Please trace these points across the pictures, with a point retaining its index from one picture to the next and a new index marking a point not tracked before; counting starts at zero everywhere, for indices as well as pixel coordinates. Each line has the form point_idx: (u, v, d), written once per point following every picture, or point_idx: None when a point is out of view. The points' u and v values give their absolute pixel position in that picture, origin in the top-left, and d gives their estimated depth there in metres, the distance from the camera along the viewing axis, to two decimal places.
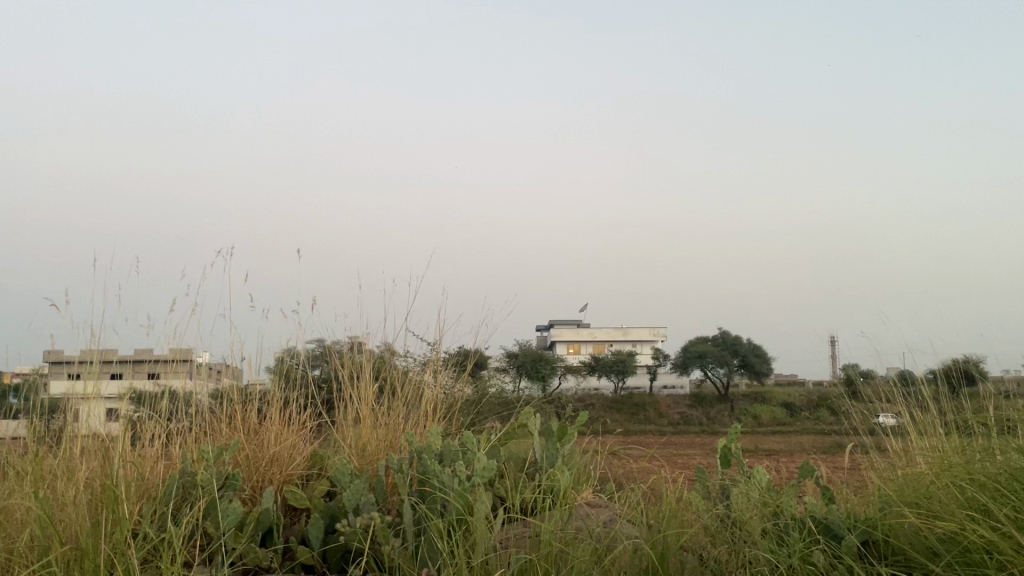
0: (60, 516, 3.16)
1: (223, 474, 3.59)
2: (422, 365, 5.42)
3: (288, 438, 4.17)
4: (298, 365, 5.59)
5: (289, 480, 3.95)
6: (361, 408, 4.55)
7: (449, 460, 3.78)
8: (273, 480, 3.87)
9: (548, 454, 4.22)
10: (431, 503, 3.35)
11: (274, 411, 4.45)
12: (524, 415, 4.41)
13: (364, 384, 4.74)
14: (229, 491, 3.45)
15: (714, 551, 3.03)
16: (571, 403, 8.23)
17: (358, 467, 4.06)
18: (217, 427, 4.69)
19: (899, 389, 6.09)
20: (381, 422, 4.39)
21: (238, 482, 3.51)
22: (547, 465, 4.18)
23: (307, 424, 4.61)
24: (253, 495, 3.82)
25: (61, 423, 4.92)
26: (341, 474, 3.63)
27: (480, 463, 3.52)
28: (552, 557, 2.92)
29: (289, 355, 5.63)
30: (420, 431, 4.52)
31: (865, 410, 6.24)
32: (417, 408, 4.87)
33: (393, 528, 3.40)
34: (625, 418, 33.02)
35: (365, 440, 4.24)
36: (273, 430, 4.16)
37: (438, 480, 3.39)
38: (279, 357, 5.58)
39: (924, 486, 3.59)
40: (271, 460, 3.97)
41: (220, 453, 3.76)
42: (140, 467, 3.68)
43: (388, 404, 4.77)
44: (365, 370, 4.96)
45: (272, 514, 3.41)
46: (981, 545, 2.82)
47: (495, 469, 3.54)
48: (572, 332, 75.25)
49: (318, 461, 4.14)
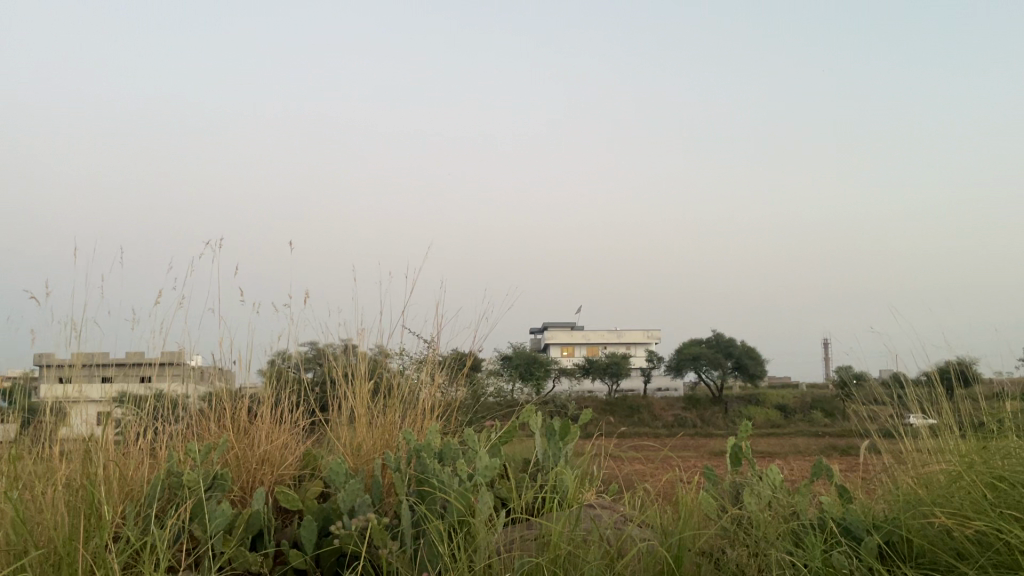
0: (37, 519, 2.99)
1: (210, 474, 3.41)
2: (419, 364, 5.24)
3: (280, 436, 3.99)
4: (291, 365, 5.40)
5: (280, 480, 3.78)
6: (356, 406, 4.37)
7: (449, 459, 3.62)
8: (265, 481, 3.70)
9: (552, 453, 4.06)
10: (429, 504, 3.17)
11: (264, 410, 4.26)
12: (525, 413, 4.24)
13: (358, 383, 4.55)
14: (217, 492, 3.29)
15: (733, 554, 2.88)
16: (570, 404, 8.05)
17: (354, 467, 3.89)
18: (206, 427, 4.50)
19: (909, 388, 5.93)
20: (376, 420, 4.21)
21: (226, 482, 3.34)
22: (550, 465, 4.01)
23: (299, 423, 4.43)
24: (242, 496, 3.64)
25: (42, 426, 4.73)
26: (335, 474, 3.45)
27: (482, 462, 3.35)
28: (560, 561, 2.76)
29: (281, 356, 5.44)
30: (417, 429, 4.34)
31: (874, 408, 6.08)
32: (413, 407, 4.69)
33: (391, 531, 3.23)
34: (620, 420, 32.86)
35: (360, 439, 4.06)
36: (263, 428, 3.97)
37: (437, 479, 3.23)
38: (270, 358, 5.40)
39: (947, 485, 3.44)
40: (261, 459, 3.78)
41: (208, 453, 3.58)
42: (123, 468, 3.50)
43: (383, 402, 4.59)
44: (360, 368, 4.78)
45: (263, 516, 3.24)
46: (1016, 547, 2.67)
47: (497, 469, 3.37)
48: (566, 335, 75.13)
49: (312, 461, 3.96)
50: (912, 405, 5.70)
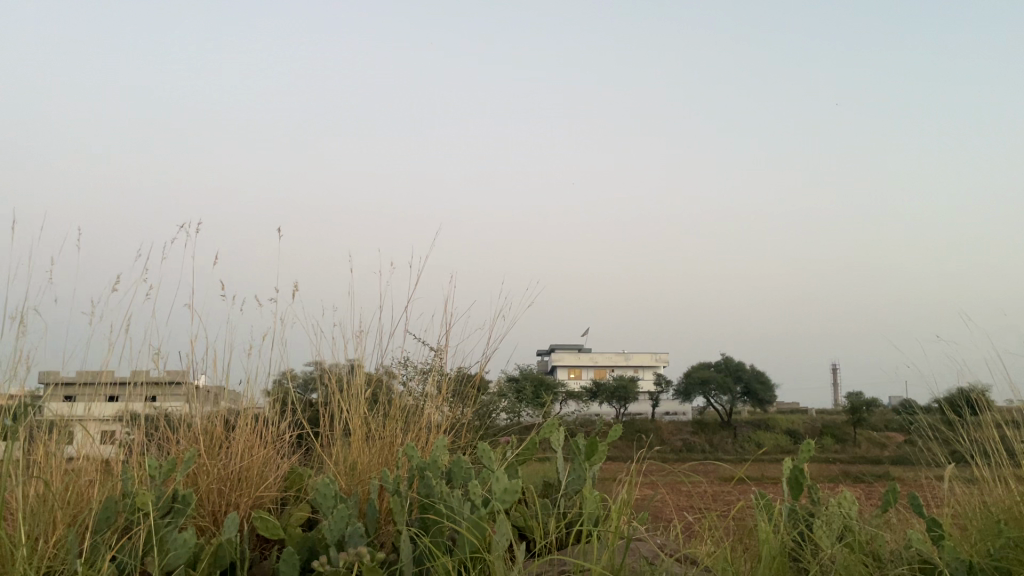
0: None
1: (170, 494, 2.85)
2: (425, 375, 4.63)
3: (261, 450, 3.41)
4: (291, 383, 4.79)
5: (260, 502, 3.20)
6: (351, 418, 3.77)
7: (460, 480, 3.03)
8: (240, 503, 3.11)
9: (576, 476, 3.44)
10: (436, 535, 2.59)
11: (245, 422, 3.68)
12: (547, 428, 3.64)
13: (353, 392, 3.96)
14: (178, 518, 2.74)
15: None
16: (587, 424, 7.42)
17: (345, 489, 3.30)
18: (179, 437, 3.91)
19: (977, 407, 5.26)
20: (375, 435, 3.62)
21: (190, 505, 2.78)
22: (575, 488, 3.40)
23: (285, 437, 3.84)
24: (211, 523, 3.07)
25: None
26: (322, 496, 2.85)
27: (499, 484, 2.76)
28: None
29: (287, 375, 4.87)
30: (421, 447, 3.76)
31: (935, 428, 5.41)
32: (416, 422, 4.08)
33: (388, 567, 2.64)
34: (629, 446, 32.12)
35: (355, 457, 3.45)
36: (241, 441, 3.38)
37: (446, 504, 2.63)
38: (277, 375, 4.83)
39: None
40: (235, 477, 3.21)
41: (170, 470, 3.02)
42: (69, 488, 2.95)
43: (384, 415, 3.98)
44: (356, 378, 4.17)
45: (234, 546, 2.68)
46: None
47: (517, 493, 2.78)
48: (573, 357, 74.45)
49: (297, 480, 3.39)
50: (981, 422, 5.03)
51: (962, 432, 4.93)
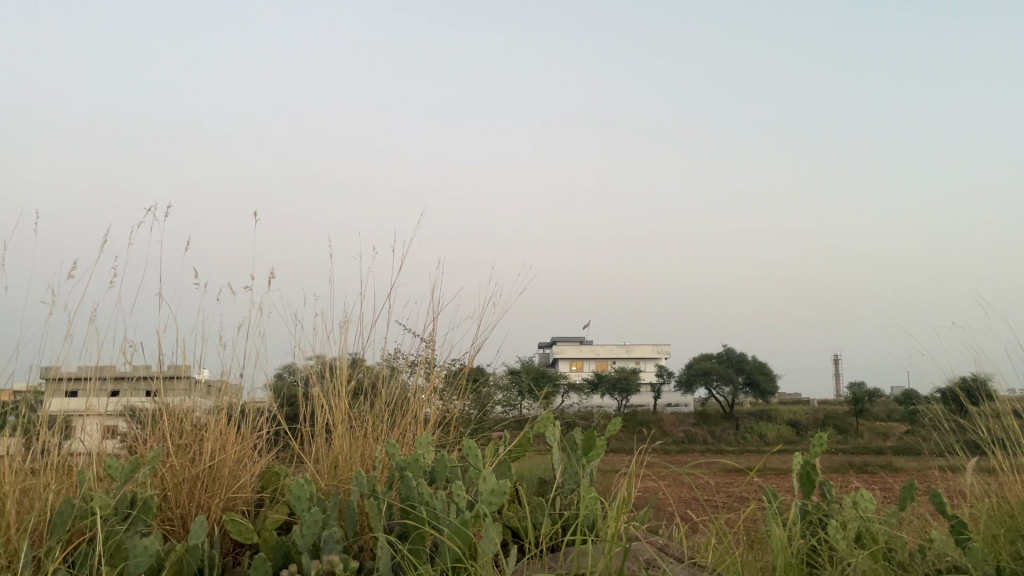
0: None
1: (131, 497, 2.63)
2: (413, 366, 4.40)
3: (234, 448, 3.19)
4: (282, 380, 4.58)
5: (233, 505, 2.99)
6: (333, 413, 3.55)
7: (444, 480, 2.80)
8: (212, 506, 2.89)
9: (571, 473, 3.21)
10: (417, 541, 2.36)
11: (220, 419, 3.46)
12: (540, 422, 3.41)
13: (335, 386, 3.73)
14: (138, 523, 2.52)
15: None
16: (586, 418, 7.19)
17: (324, 491, 3.08)
18: (153, 433, 3.69)
19: (994, 395, 4.99)
20: (358, 431, 3.40)
21: (153, 509, 2.57)
22: (571, 487, 3.18)
23: (263, 433, 3.62)
24: (180, 527, 2.85)
25: None
26: (296, 498, 2.62)
27: (487, 484, 2.54)
28: None
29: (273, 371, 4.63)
30: (406, 443, 3.54)
31: (949, 415, 5.16)
32: (404, 415, 3.85)
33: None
34: None
35: (336, 454, 3.23)
36: (215, 439, 3.16)
37: (429, 508, 2.40)
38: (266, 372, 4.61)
39: None
40: (207, 477, 2.99)
41: (134, 470, 2.80)
42: (26, 491, 2.74)
43: (369, 408, 3.75)
44: (340, 370, 3.94)
45: (199, 554, 2.46)
46: None
47: (506, 494, 2.55)
48: (574, 349, 74.34)
49: (273, 480, 3.18)
50: (999, 409, 4.78)
51: (978, 419, 4.68)
